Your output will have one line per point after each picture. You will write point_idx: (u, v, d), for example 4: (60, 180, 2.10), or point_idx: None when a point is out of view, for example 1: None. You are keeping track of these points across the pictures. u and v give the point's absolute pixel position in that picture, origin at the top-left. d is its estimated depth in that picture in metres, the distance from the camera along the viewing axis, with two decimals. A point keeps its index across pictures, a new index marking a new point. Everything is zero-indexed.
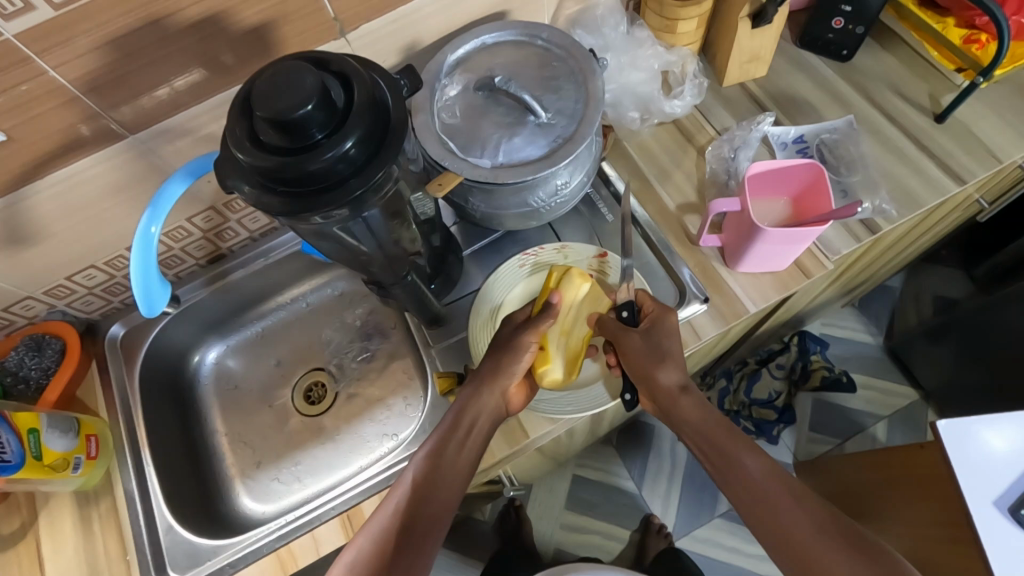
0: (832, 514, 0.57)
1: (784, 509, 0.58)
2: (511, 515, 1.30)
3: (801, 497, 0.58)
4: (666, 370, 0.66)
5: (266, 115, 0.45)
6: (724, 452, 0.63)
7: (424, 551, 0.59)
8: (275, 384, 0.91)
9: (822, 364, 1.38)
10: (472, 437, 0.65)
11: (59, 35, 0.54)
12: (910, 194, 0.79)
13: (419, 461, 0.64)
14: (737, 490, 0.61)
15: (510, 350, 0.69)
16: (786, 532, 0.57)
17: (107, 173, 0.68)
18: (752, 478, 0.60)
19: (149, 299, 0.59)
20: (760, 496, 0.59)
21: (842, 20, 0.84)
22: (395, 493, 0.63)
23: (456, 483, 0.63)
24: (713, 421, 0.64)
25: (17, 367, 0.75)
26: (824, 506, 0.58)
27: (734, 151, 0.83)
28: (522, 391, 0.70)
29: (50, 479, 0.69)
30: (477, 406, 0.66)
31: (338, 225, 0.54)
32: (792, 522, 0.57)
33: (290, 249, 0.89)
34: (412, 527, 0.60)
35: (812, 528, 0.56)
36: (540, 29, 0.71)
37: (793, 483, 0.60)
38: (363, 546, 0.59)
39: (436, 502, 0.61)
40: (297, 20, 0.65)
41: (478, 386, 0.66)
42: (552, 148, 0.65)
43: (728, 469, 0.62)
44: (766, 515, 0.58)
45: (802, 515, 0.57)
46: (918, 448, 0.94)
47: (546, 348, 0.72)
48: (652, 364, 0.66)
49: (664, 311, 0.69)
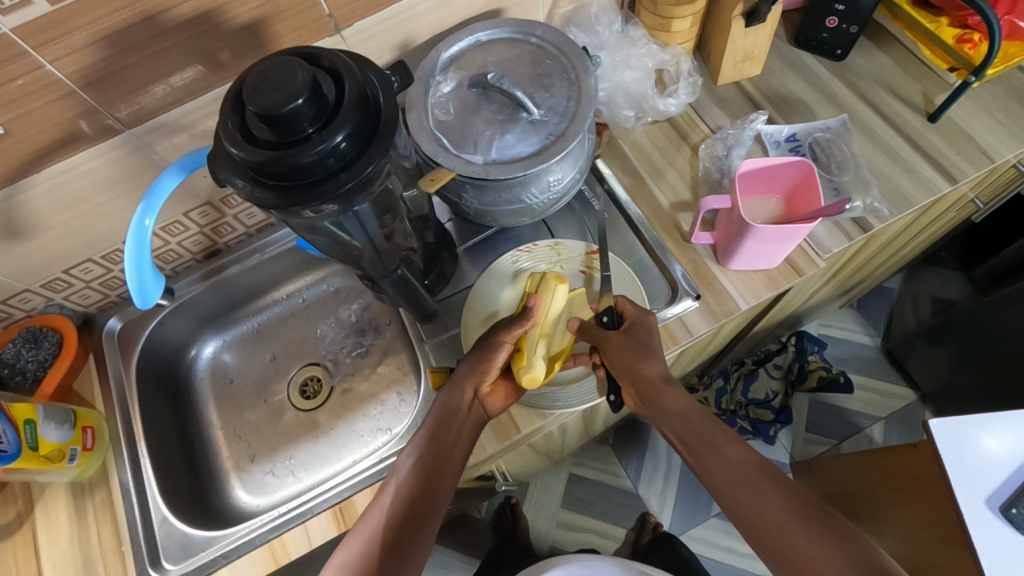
0: (811, 502, 0.58)
1: (762, 497, 0.58)
2: (506, 513, 1.30)
3: (781, 484, 0.59)
4: (647, 365, 0.66)
5: (256, 110, 0.46)
6: (704, 443, 0.63)
7: (417, 547, 0.59)
8: (271, 379, 0.92)
9: (820, 364, 1.37)
10: (455, 434, 0.66)
11: (55, 30, 0.54)
12: (903, 194, 0.79)
13: (407, 459, 0.65)
14: (715, 479, 0.61)
15: (485, 349, 0.70)
16: (762, 521, 0.58)
17: (104, 167, 0.69)
18: (730, 469, 0.61)
19: (143, 291, 0.59)
20: (736, 486, 0.60)
21: (836, 19, 0.84)
22: (385, 493, 0.63)
23: (447, 478, 0.63)
24: (693, 414, 0.65)
25: (14, 359, 0.76)
26: (802, 494, 0.58)
27: (728, 150, 0.83)
28: (499, 394, 0.70)
29: (46, 470, 0.70)
30: (456, 402, 0.68)
31: (329, 219, 0.55)
32: (769, 510, 0.58)
33: (285, 245, 0.89)
34: (403, 523, 0.60)
35: (789, 514, 0.57)
36: (534, 27, 0.72)
37: (773, 472, 0.60)
38: (354, 547, 0.59)
39: (428, 498, 0.61)
40: (291, 16, 0.65)
41: (456, 383, 0.68)
42: (544, 145, 0.66)
43: (706, 459, 0.62)
44: (743, 503, 0.59)
45: (780, 501, 0.58)
46: (913, 448, 0.93)
47: (522, 348, 0.69)
48: (635, 359, 0.66)
49: (645, 314, 0.70)
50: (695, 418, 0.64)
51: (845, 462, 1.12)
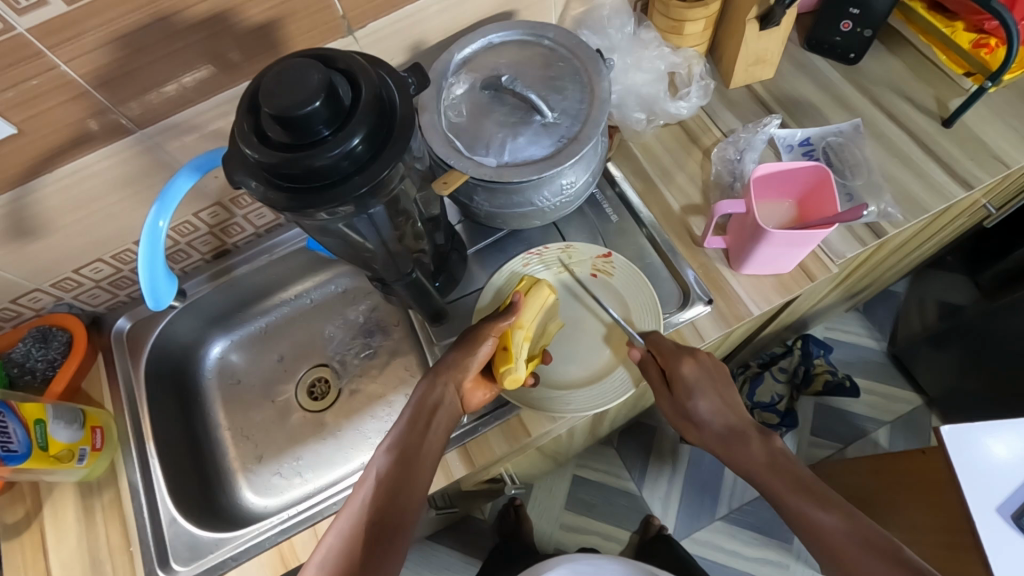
0: (885, 539, 0.55)
1: (826, 522, 0.58)
2: (510, 514, 1.29)
3: (852, 517, 0.58)
4: (702, 401, 0.67)
5: (272, 111, 0.46)
6: (760, 474, 0.64)
7: (398, 543, 0.58)
8: (278, 380, 0.91)
9: (825, 368, 1.35)
10: (433, 429, 0.65)
11: (69, 31, 0.54)
12: (915, 199, 0.79)
13: (382, 455, 0.64)
14: (780, 505, 0.62)
15: (469, 342, 0.69)
16: (832, 548, 0.57)
17: (116, 167, 0.68)
18: (795, 495, 0.61)
19: (156, 293, 0.59)
20: (799, 512, 0.60)
21: (850, 23, 0.84)
22: (362, 489, 0.62)
23: (423, 471, 0.62)
24: (754, 444, 0.65)
25: (23, 358, 0.76)
26: (874, 530, 0.57)
27: (740, 153, 0.83)
28: (480, 389, 0.70)
29: (55, 470, 0.70)
30: (436, 397, 0.66)
31: (342, 222, 0.55)
32: (837, 539, 0.57)
33: (294, 245, 0.90)
34: (383, 518, 0.59)
35: (857, 545, 0.56)
36: (546, 30, 0.72)
37: (844, 505, 0.59)
38: (332, 544, 0.58)
39: (406, 493, 0.60)
40: (304, 17, 0.65)
41: (437, 378, 0.67)
42: (556, 148, 0.65)
43: (766, 486, 0.63)
44: (808, 527, 0.59)
45: (849, 530, 0.57)
46: (921, 455, 0.94)
47: (508, 348, 0.68)
48: (680, 402, 0.68)
49: (680, 363, 0.67)
50: (756, 447, 0.65)
51: (850, 466, 1.12)
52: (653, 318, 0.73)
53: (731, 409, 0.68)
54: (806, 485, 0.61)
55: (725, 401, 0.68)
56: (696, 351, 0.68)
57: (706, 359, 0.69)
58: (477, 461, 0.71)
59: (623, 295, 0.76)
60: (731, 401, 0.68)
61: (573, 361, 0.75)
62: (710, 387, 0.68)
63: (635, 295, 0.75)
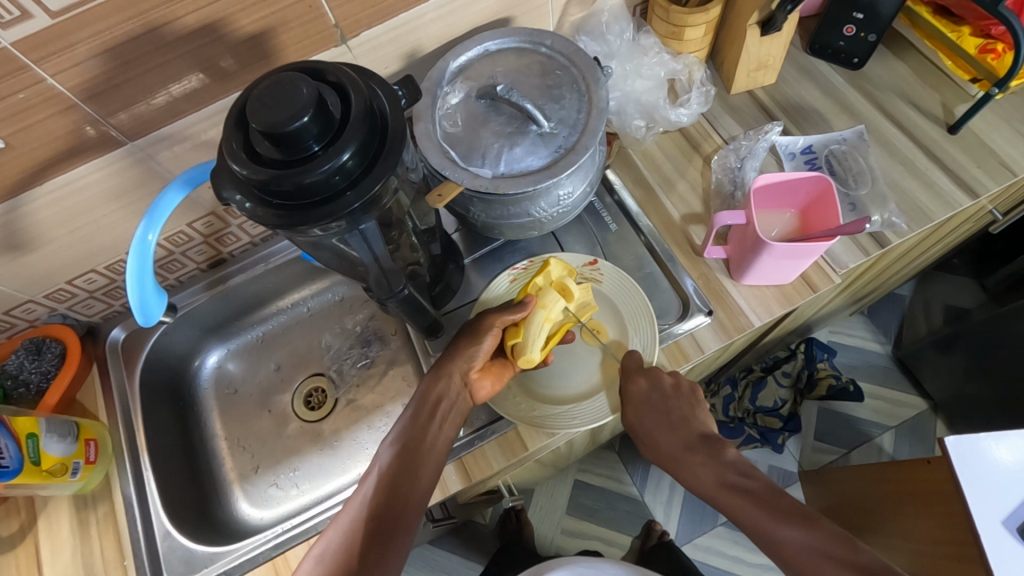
0: (842, 540, 0.54)
1: (783, 532, 0.56)
2: (511, 519, 1.27)
3: (808, 522, 0.56)
4: (647, 419, 0.67)
5: (260, 128, 0.45)
6: (715, 494, 0.62)
7: (398, 540, 0.57)
8: (275, 389, 0.91)
9: (829, 372, 1.33)
10: (438, 421, 0.64)
11: (57, 44, 0.53)
12: (920, 208, 0.78)
13: (386, 449, 0.63)
14: (741, 520, 0.60)
15: (472, 334, 0.69)
16: (789, 559, 0.55)
17: (107, 179, 0.68)
18: (750, 511, 0.59)
19: (146, 310, 0.58)
20: (758, 526, 0.58)
21: (854, 27, 0.83)
22: (366, 483, 0.61)
23: (427, 464, 0.62)
24: (703, 465, 0.64)
25: (17, 370, 0.75)
26: (833, 532, 0.54)
27: (741, 161, 0.82)
28: (488, 381, 0.69)
29: (48, 484, 0.69)
30: (441, 390, 0.66)
31: (336, 237, 0.54)
32: (795, 550, 0.55)
33: (288, 255, 0.88)
34: (383, 513, 0.58)
35: (818, 553, 0.53)
36: (544, 37, 0.70)
37: (800, 510, 0.57)
38: (332, 539, 0.58)
39: (405, 492, 0.60)
40: (296, 27, 0.64)
41: (442, 370, 0.67)
42: (553, 158, 0.64)
43: (723, 505, 0.61)
44: (768, 539, 0.57)
45: (806, 538, 0.55)
46: (926, 463, 0.92)
47: (523, 325, 0.69)
48: (628, 419, 0.68)
49: (633, 375, 0.68)
50: (706, 468, 0.63)
51: (851, 473, 1.13)
52: (649, 323, 0.72)
53: (684, 426, 0.67)
54: (758, 496, 0.59)
55: (672, 419, 0.67)
56: (653, 370, 0.69)
57: (665, 377, 0.69)
58: (474, 476, 0.70)
59: (615, 304, 0.75)
60: (680, 419, 0.67)
61: (570, 372, 0.74)
62: (657, 404, 0.67)
63: (628, 302, 0.74)
